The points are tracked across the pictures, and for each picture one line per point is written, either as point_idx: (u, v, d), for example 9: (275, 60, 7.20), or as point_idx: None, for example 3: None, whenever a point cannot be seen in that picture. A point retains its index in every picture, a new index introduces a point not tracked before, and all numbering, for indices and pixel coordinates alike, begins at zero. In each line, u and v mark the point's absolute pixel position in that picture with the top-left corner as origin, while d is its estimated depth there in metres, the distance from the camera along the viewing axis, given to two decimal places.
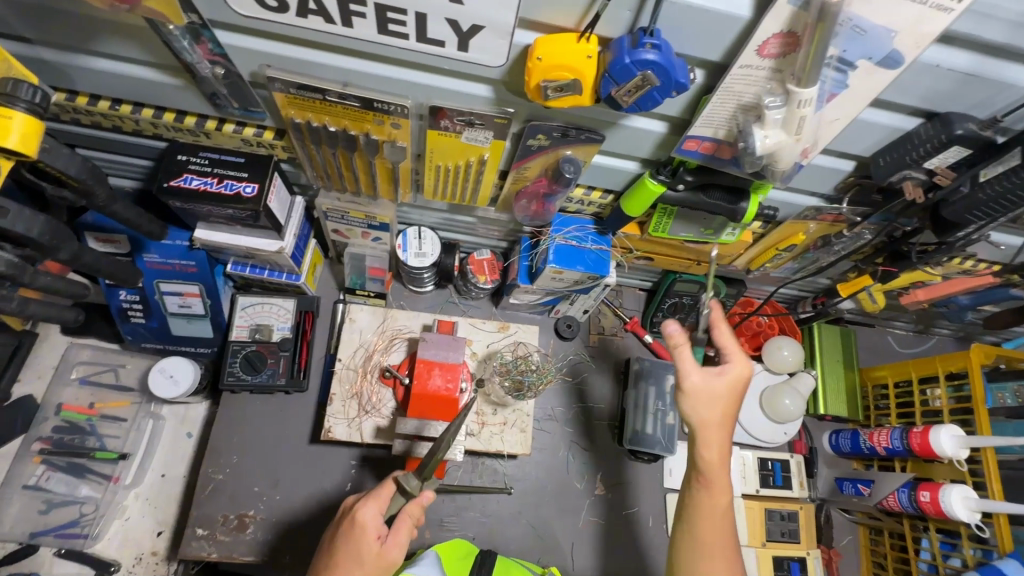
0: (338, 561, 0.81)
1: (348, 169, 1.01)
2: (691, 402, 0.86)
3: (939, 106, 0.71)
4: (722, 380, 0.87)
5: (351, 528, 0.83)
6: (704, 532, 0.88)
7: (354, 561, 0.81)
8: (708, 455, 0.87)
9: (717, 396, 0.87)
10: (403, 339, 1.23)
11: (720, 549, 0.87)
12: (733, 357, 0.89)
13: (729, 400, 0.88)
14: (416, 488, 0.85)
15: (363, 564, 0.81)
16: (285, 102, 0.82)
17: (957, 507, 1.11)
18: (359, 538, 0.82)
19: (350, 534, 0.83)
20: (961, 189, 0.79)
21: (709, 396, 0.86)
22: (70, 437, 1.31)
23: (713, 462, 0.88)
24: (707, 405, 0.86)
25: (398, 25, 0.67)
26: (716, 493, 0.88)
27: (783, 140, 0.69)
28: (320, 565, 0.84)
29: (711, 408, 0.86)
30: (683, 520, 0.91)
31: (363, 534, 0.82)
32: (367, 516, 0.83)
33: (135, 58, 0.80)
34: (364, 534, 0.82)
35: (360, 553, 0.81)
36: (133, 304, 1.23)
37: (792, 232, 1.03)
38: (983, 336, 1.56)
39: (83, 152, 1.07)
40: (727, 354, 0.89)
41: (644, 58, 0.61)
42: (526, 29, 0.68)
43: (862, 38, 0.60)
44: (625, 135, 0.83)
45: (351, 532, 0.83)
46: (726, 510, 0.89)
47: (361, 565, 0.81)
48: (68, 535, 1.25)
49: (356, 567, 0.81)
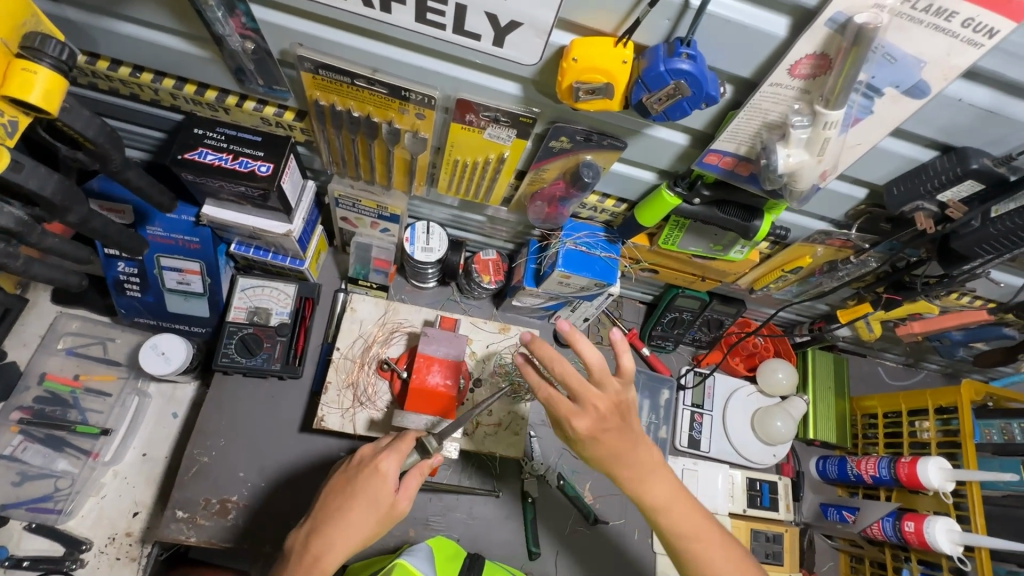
0: (357, 502, 0.84)
1: (365, 157, 1.01)
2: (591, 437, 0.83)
3: (955, 140, 0.73)
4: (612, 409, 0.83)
5: (373, 475, 0.85)
6: (674, 528, 0.87)
7: (370, 504, 0.84)
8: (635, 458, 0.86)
9: (607, 429, 0.83)
10: (403, 333, 1.21)
11: (686, 505, 0.88)
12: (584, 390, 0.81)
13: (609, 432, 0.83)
14: (436, 450, 0.90)
15: (379, 509, 0.84)
16: (312, 83, 0.82)
17: (942, 539, 1.12)
18: (379, 486, 0.85)
19: (371, 480, 0.85)
20: (972, 223, 0.81)
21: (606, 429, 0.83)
22: (51, 408, 1.27)
23: (638, 462, 0.86)
24: (607, 438, 0.84)
25: (436, 14, 0.67)
26: (657, 483, 0.87)
27: (806, 160, 0.71)
28: (331, 504, 0.86)
29: (616, 440, 0.84)
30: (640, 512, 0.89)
31: (383, 483, 0.85)
32: (390, 467, 0.86)
33: (164, 26, 0.80)
34: (384, 483, 0.85)
35: (378, 500, 0.84)
36: (130, 277, 1.20)
37: (799, 254, 1.05)
38: (971, 373, 1.59)
39: (111, 122, 1.04)
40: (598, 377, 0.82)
41: (679, 67, 0.62)
42: (564, 30, 0.68)
43: (892, 66, 0.61)
44: (647, 144, 0.84)
45: (372, 480, 0.85)
46: (675, 489, 0.88)
47: (375, 511, 0.84)
48: (41, 510, 1.21)
49: (371, 511, 0.84)
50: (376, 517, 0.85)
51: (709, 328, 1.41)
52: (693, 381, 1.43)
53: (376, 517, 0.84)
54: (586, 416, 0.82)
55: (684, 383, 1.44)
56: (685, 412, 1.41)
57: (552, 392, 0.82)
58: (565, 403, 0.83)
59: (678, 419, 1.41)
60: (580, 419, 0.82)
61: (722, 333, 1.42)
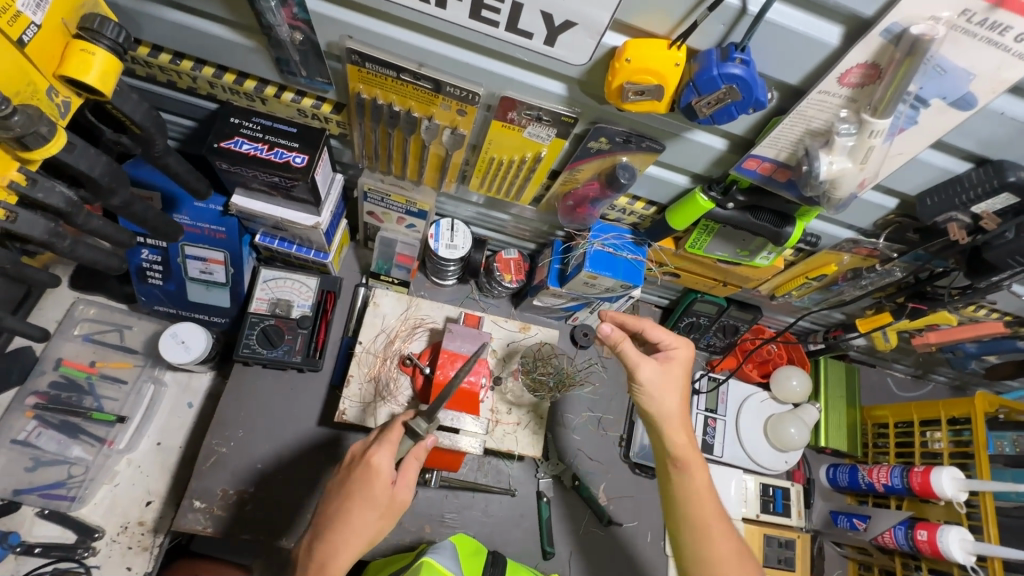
0: (354, 502, 0.85)
1: (399, 152, 1.01)
2: (651, 390, 0.94)
3: (993, 153, 0.74)
4: (673, 366, 0.97)
5: (366, 471, 0.86)
6: (699, 518, 0.91)
7: (369, 502, 0.85)
8: (679, 441, 0.94)
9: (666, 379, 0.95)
10: (426, 329, 1.22)
11: (711, 506, 0.91)
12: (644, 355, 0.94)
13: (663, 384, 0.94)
14: (426, 430, 0.88)
15: (378, 506, 0.85)
16: (356, 76, 0.82)
17: (955, 549, 1.13)
18: (374, 481, 0.85)
19: (365, 477, 0.85)
20: (1005, 235, 0.83)
21: (668, 382, 0.95)
22: (67, 394, 1.27)
23: (685, 446, 0.94)
24: (668, 398, 0.95)
25: (490, 12, 0.68)
26: (694, 472, 0.93)
27: (848, 167, 0.72)
28: (330, 508, 0.86)
29: (673, 403, 0.95)
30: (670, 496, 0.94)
31: (378, 477, 0.85)
32: (382, 460, 0.86)
33: (212, 14, 0.80)
34: (379, 477, 0.85)
35: (376, 495, 0.85)
36: (153, 264, 1.20)
37: (825, 261, 1.06)
38: (978, 386, 1.61)
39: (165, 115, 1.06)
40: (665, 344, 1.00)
41: (732, 72, 0.63)
42: (616, 32, 0.69)
43: (941, 77, 0.62)
44: (685, 147, 0.85)
45: (365, 476, 0.86)
46: (709, 488, 0.93)
47: (375, 506, 0.85)
48: (53, 496, 1.20)
49: (370, 508, 0.85)
50: (377, 513, 0.85)
51: (724, 334, 1.42)
52: (708, 386, 1.44)
53: (377, 512, 0.85)
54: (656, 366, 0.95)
55: (698, 388, 1.44)
56: (700, 416, 1.41)
57: (630, 344, 0.93)
58: (637, 352, 0.94)
59: (693, 423, 1.41)
60: (649, 366, 0.94)
61: (738, 338, 1.43)
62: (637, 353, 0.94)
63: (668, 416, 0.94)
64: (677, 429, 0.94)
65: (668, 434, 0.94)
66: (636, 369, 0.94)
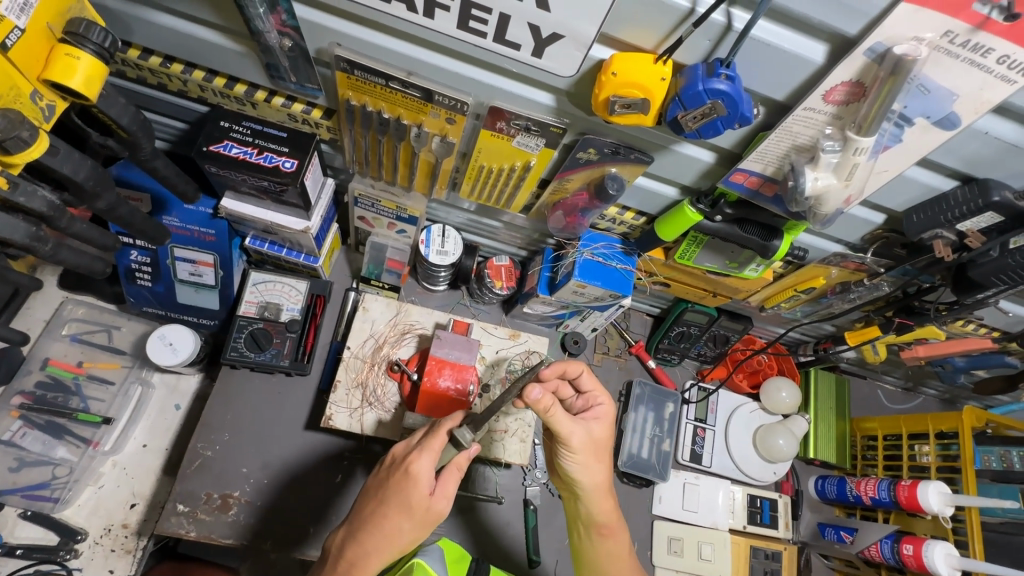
0: (388, 509, 0.81)
1: (389, 158, 1.01)
2: (580, 458, 0.91)
3: (978, 171, 0.74)
4: (599, 426, 0.95)
5: (404, 479, 0.82)
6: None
7: (404, 510, 0.81)
8: (601, 509, 0.95)
9: (595, 451, 0.93)
10: (415, 335, 1.21)
11: (627, 568, 0.98)
12: (571, 425, 0.89)
13: (592, 457, 0.93)
14: (472, 443, 0.81)
15: (413, 516, 0.81)
16: (344, 83, 0.82)
17: (941, 564, 1.13)
18: (412, 490, 0.81)
19: (403, 486, 0.81)
20: (990, 253, 0.83)
21: (593, 446, 0.93)
22: (53, 394, 1.26)
23: (609, 514, 0.96)
24: (595, 465, 0.93)
25: (478, 23, 0.68)
26: (617, 538, 0.96)
27: (833, 184, 0.72)
28: (366, 510, 0.84)
29: (600, 469, 0.94)
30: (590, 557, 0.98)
31: (416, 487, 0.81)
32: (422, 469, 0.81)
33: (201, 18, 0.80)
34: (416, 486, 0.81)
35: (411, 505, 0.81)
36: (142, 266, 1.20)
37: (813, 275, 1.07)
38: (968, 399, 1.61)
39: (150, 113, 1.04)
40: (593, 395, 0.98)
41: (717, 87, 0.64)
42: (604, 44, 0.69)
43: (925, 97, 0.63)
44: (674, 160, 0.85)
45: (403, 485, 0.81)
46: (627, 549, 0.98)
47: (410, 516, 0.81)
48: (37, 497, 1.19)
49: (405, 517, 0.81)
50: (412, 523, 0.82)
51: (715, 343, 1.42)
52: (697, 396, 1.44)
53: (412, 521, 0.82)
54: (585, 429, 0.91)
55: (688, 397, 1.44)
56: (689, 425, 1.41)
57: (559, 408, 0.87)
58: (564, 414, 0.88)
59: (682, 432, 1.41)
60: (577, 433, 0.90)
61: (728, 348, 1.43)
62: (564, 417, 0.88)
63: (596, 487, 0.94)
64: (601, 499, 0.95)
65: (593, 502, 0.95)
66: (566, 436, 0.89)
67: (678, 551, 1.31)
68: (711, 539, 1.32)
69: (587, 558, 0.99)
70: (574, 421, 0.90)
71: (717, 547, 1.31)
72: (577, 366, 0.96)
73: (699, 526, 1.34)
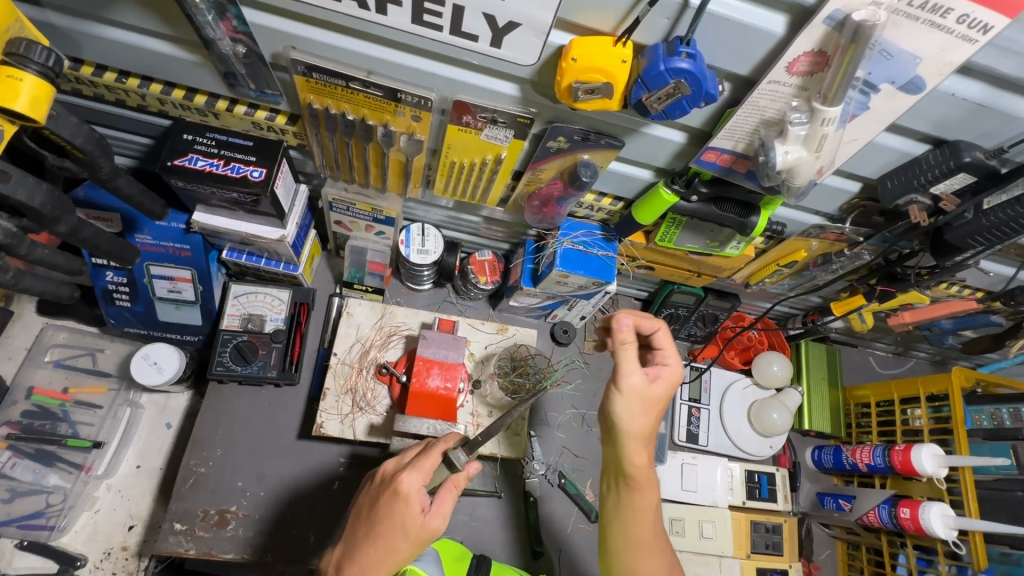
0: (382, 529, 0.80)
1: (359, 160, 0.99)
2: (626, 402, 0.86)
3: (948, 134, 0.74)
4: (662, 384, 0.88)
5: (395, 498, 0.81)
6: (635, 538, 0.89)
7: (398, 529, 0.80)
8: (635, 460, 0.87)
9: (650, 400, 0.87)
10: (401, 336, 1.20)
11: (649, 529, 0.89)
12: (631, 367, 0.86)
13: (646, 406, 0.87)
14: (466, 464, 0.82)
15: (408, 535, 0.80)
16: (304, 86, 0.81)
17: (937, 523, 1.15)
18: (404, 510, 0.80)
19: (394, 506, 0.80)
20: (965, 216, 0.83)
21: (647, 400, 0.87)
22: (40, 422, 1.24)
23: (641, 469, 0.88)
24: (642, 416, 0.86)
25: (433, 16, 0.67)
26: (645, 494, 0.89)
27: (803, 156, 0.72)
28: (360, 530, 0.83)
29: (646, 420, 0.87)
30: (615, 509, 0.92)
31: (407, 506, 0.80)
32: (412, 487, 0.81)
33: (150, 30, 0.78)
34: (408, 504, 0.80)
35: (405, 523, 0.80)
36: (119, 286, 1.18)
37: (794, 248, 1.06)
38: (959, 360, 1.62)
39: (101, 130, 1.03)
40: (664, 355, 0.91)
41: (679, 66, 0.62)
42: (562, 30, 0.68)
43: (888, 62, 0.62)
44: (645, 142, 0.84)
45: (395, 504, 0.81)
46: (654, 509, 0.90)
47: (405, 535, 0.80)
48: (32, 527, 1.18)
49: (400, 535, 0.80)
50: (407, 541, 0.80)
51: (704, 323, 1.42)
52: (690, 376, 1.45)
53: (407, 540, 0.80)
54: (643, 378, 0.87)
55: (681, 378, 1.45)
56: (683, 406, 1.42)
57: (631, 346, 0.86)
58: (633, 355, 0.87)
59: (677, 413, 1.41)
60: (635, 377, 0.86)
61: (718, 327, 1.43)
62: (633, 359, 0.86)
63: (635, 435, 0.86)
64: (638, 447, 0.87)
65: (628, 451, 0.87)
66: (619, 373, 0.86)
67: (679, 531, 1.29)
68: (710, 517, 1.32)
69: (612, 516, 0.92)
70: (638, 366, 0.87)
71: (715, 523, 1.31)
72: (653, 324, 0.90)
73: (699, 504, 1.34)
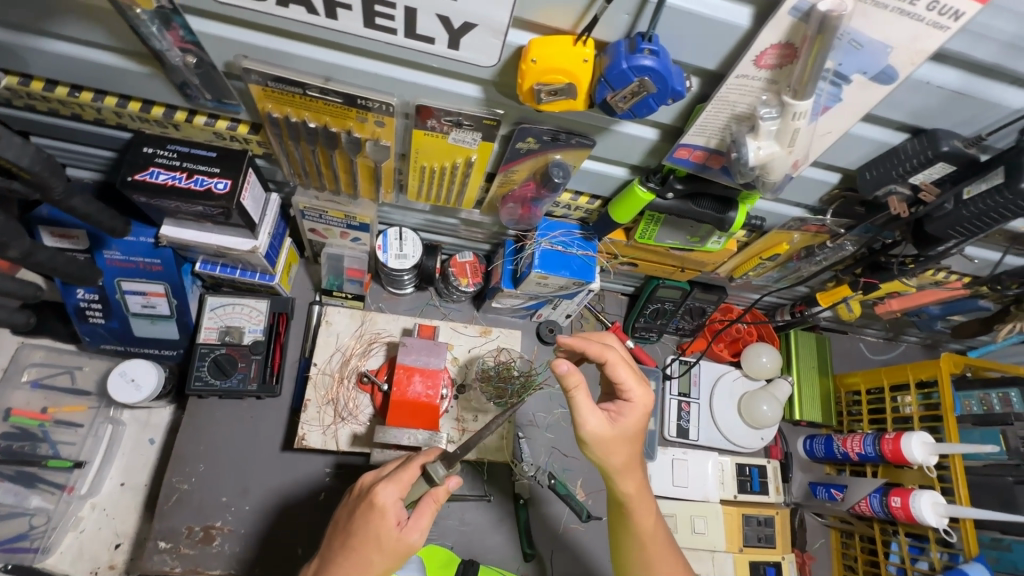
0: (355, 542, 0.79)
1: (328, 167, 0.96)
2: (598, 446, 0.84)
3: (926, 122, 0.72)
4: (624, 420, 0.85)
5: (370, 510, 0.79)
6: (646, 560, 0.90)
7: (373, 543, 0.78)
8: (626, 488, 0.87)
9: (617, 443, 0.84)
10: (382, 343, 1.19)
11: (661, 549, 0.91)
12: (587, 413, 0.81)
13: (615, 446, 0.84)
14: (444, 478, 0.79)
15: (383, 548, 0.78)
16: (261, 95, 0.78)
17: (927, 512, 1.14)
18: (379, 522, 0.78)
19: (369, 518, 0.79)
20: (945, 206, 0.81)
21: (613, 441, 0.84)
22: (19, 445, 1.20)
23: (634, 494, 0.87)
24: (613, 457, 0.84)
25: (385, 19, 0.64)
26: (643, 515, 0.89)
27: (777, 152, 0.69)
28: (336, 543, 0.82)
29: (621, 458, 0.85)
30: (621, 532, 0.92)
31: (382, 518, 0.78)
32: (387, 499, 0.79)
33: (96, 42, 0.75)
34: (383, 517, 0.78)
35: (379, 537, 0.78)
36: (91, 303, 1.15)
37: (776, 241, 1.05)
38: (949, 343, 1.61)
39: (35, 140, 1.00)
40: (626, 389, 0.85)
41: (642, 64, 0.60)
42: (520, 29, 0.65)
43: (858, 52, 0.60)
44: (617, 140, 0.82)
45: (370, 516, 0.79)
46: (655, 528, 0.90)
47: (379, 549, 0.78)
48: (16, 550, 1.15)
49: (374, 549, 0.78)
50: (382, 555, 0.78)
51: (691, 316, 1.40)
52: (678, 370, 1.43)
53: (381, 554, 0.78)
54: (603, 420, 0.83)
55: (670, 372, 1.43)
56: (672, 401, 1.41)
57: (585, 391, 0.80)
58: (588, 400, 0.81)
59: (666, 409, 1.40)
60: (595, 421, 0.82)
61: (705, 320, 1.41)
62: (588, 403, 0.81)
63: (621, 469, 0.85)
64: (626, 478, 0.87)
65: (618, 482, 0.87)
66: (580, 421, 0.82)
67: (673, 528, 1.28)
68: (703, 513, 1.31)
69: (619, 541, 0.93)
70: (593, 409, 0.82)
71: (705, 518, 1.30)
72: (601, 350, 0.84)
73: (691, 500, 1.33)
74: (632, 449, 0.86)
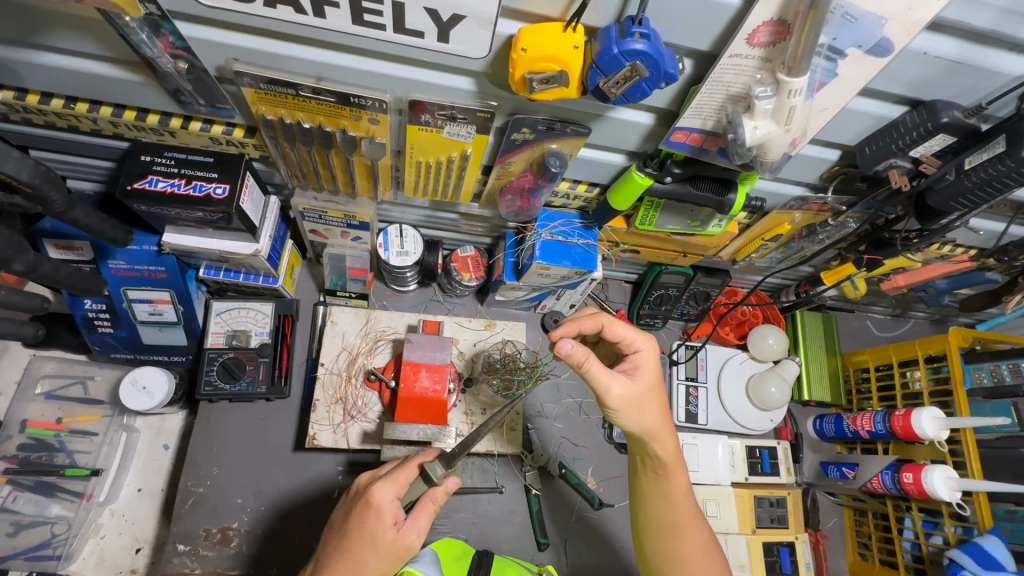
0: (350, 542, 0.79)
1: (325, 167, 0.96)
2: (626, 412, 0.83)
3: (925, 94, 0.71)
4: (643, 374, 0.86)
5: (366, 510, 0.79)
6: (678, 520, 0.90)
7: (367, 544, 0.78)
8: (665, 448, 0.87)
9: (640, 396, 0.84)
10: (388, 341, 1.19)
11: (690, 508, 0.91)
12: (607, 380, 0.81)
13: (648, 393, 0.85)
14: (443, 478, 0.80)
15: (379, 550, 0.78)
16: (255, 98, 0.78)
17: (940, 487, 1.14)
18: (375, 523, 0.78)
19: (365, 518, 0.79)
20: (947, 177, 0.80)
21: (639, 399, 0.84)
22: (37, 454, 1.22)
23: (671, 454, 0.88)
24: (647, 410, 0.84)
25: (373, 15, 0.64)
26: (675, 478, 0.89)
27: (774, 131, 0.68)
28: (331, 545, 0.82)
29: (654, 411, 0.85)
30: (653, 491, 0.91)
31: (379, 519, 0.78)
32: (384, 498, 0.79)
33: (87, 52, 0.75)
34: (380, 517, 0.78)
35: (375, 537, 0.78)
36: (99, 314, 1.16)
37: (778, 221, 1.04)
38: (958, 316, 1.60)
39: (35, 154, 1.01)
40: (630, 343, 0.87)
41: (633, 48, 0.59)
42: (509, 19, 0.65)
43: (852, 26, 0.59)
44: (614, 127, 0.82)
45: (365, 517, 0.79)
46: (687, 489, 0.91)
47: (374, 550, 0.78)
48: (39, 558, 1.17)
49: (369, 549, 0.78)
50: (378, 556, 0.78)
51: (696, 301, 1.39)
52: (685, 355, 1.42)
53: (377, 556, 0.78)
54: (623, 382, 0.83)
55: (676, 358, 1.42)
56: (681, 386, 1.40)
57: (598, 361, 0.80)
58: (603, 369, 0.81)
59: (675, 395, 1.40)
60: (613, 387, 0.82)
61: (710, 304, 1.40)
62: (601, 369, 0.81)
63: (653, 430, 0.85)
64: (664, 440, 0.87)
65: (655, 443, 0.86)
66: (602, 390, 0.82)
67: None
68: (714, 495, 1.31)
69: (644, 504, 0.92)
70: (610, 374, 0.82)
71: (717, 502, 1.31)
72: (594, 321, 0.87)
73: (703, 484, 1.33)
74: (660, 401, 0.86)
